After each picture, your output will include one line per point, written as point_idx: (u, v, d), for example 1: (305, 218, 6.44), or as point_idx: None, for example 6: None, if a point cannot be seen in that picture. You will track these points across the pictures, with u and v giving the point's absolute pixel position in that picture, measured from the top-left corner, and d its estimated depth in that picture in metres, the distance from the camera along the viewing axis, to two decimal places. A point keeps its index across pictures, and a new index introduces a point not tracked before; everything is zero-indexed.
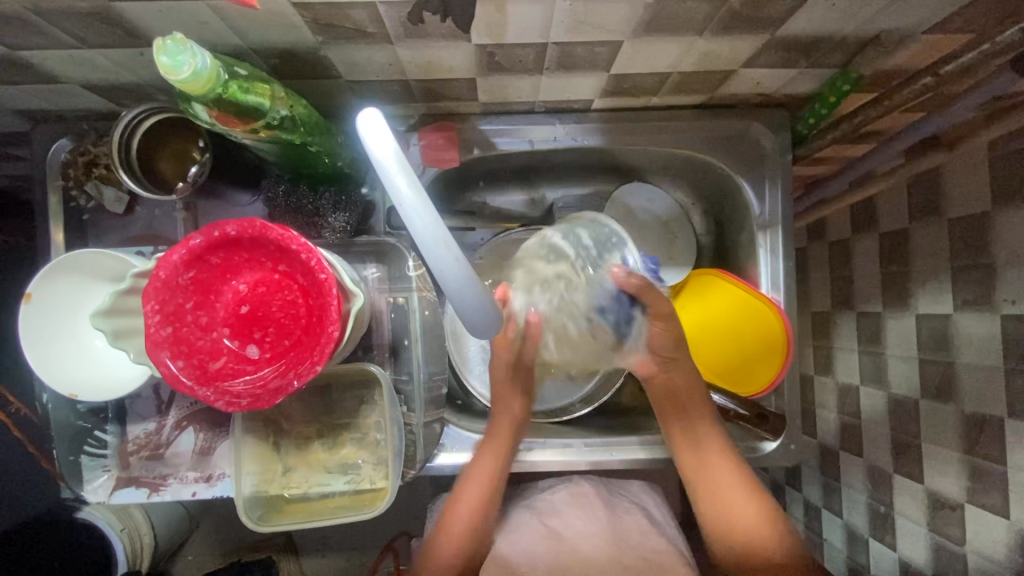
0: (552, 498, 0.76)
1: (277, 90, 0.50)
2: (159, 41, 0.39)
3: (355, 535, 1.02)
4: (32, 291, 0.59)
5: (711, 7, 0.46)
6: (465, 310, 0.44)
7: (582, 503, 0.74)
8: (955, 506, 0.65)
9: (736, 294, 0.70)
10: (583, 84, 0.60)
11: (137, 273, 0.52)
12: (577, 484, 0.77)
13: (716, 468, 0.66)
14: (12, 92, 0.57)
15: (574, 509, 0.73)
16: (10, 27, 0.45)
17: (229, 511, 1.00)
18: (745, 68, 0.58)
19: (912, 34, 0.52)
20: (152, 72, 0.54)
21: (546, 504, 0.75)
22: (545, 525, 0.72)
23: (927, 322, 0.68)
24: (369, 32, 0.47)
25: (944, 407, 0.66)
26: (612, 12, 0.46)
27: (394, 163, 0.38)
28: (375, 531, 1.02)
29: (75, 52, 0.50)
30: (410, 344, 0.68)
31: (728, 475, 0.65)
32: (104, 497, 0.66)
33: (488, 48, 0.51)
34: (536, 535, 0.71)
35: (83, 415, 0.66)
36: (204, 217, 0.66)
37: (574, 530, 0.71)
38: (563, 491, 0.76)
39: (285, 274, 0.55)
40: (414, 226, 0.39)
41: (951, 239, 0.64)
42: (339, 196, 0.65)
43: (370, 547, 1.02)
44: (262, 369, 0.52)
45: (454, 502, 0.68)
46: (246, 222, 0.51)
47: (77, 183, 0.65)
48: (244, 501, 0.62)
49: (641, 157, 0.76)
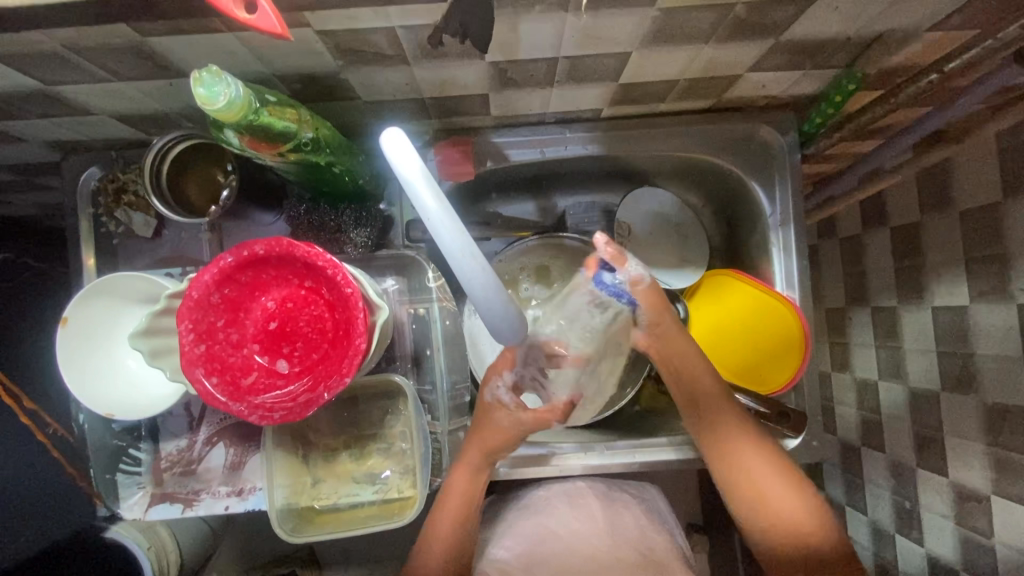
0: (544, 494, 0.76)
1: (303, 114, 0.52)
2: (196, 73, 0.41)
3: (378, 547, 1.04)
4: (69, 314, 0.61)
5: (716, 16, 0.47)
6: (487, 312, 0.45)
7: (577, 502, 0.74)
8: (981, 498, 0.66)
9: (751, 295, 0.71)
10: (594, 94, 0.62)
11: (171, 294, 0.54)
12: (572, 484, 0.77)
13: (753, 463, 0.63)
14: (45, 124, 0.60)
15: (566, 506, 0.74)
16: (47, 64, 0.48)
17: (254, 526, 1.02)
18: (752, 71, 0.59)
19: (915, 32, 0.53)
20: (179, 101, 0.57)
21: (541, 502, 0.75)
22: (542, 524, 0.72)
23: (944, 315, 0.68)
24: (387, 54, 0.49)
25: (965, 398, 0.66)
26: (621, 25, 0.47)
27: (422, 179, 0.39)
28: (398, 542, 1.04)
29: (107, 85, 0.52)
30: (431, 354, 0.69)
31: (768, 470, 0.62)
32: (140, 513, 0.68)
33: (500, 65, 0.52)
34: (529, 539, 0.71)
35: (118, 434, 0.68)
36: (229, 237, 0.68)
37: (589, 535, 0.71)
38: (558, 489, 0.76)
39: (311, 289, 0.57)
40: (440, 238, 0.41)
41: (964, 231, 0.65)
42: (359, 211, 0.68)
43: (394, 559, 1.04)
44: (292, 383, 0.54)
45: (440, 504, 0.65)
46: (273, 241, 0.53)
47: (107, 209, 0.68)
48: (277, 513, 0.63)
49: (651, 163, 0.78)
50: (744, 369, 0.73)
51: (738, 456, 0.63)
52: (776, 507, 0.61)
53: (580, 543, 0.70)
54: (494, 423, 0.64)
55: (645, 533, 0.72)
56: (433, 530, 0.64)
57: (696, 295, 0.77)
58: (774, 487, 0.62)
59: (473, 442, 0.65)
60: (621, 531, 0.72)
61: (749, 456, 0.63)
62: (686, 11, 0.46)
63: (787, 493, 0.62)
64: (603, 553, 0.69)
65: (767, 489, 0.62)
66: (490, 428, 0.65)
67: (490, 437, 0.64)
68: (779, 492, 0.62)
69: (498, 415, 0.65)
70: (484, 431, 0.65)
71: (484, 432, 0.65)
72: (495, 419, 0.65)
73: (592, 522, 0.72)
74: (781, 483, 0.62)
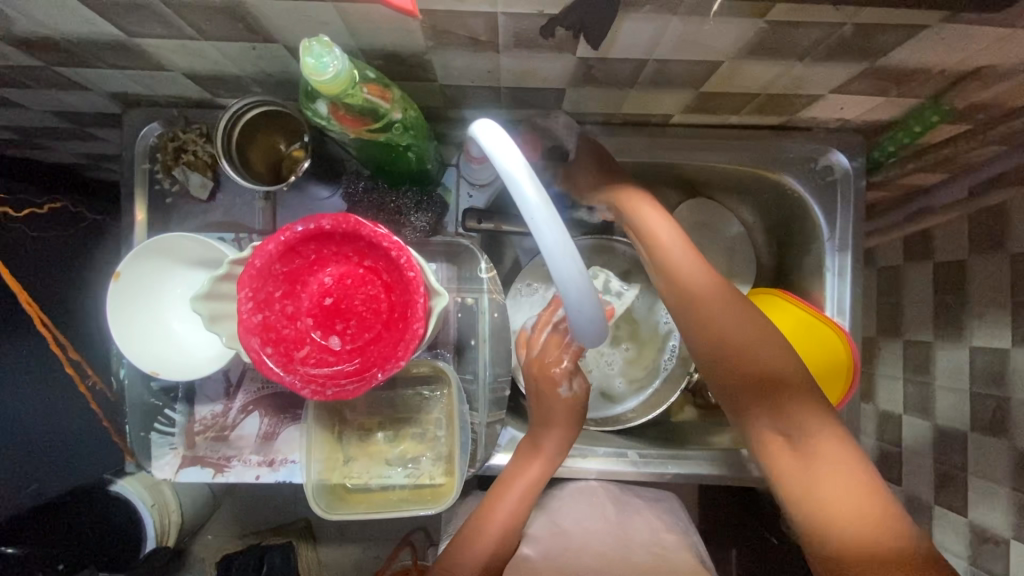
0: (559, 496, 0.74)
1: (396, 94, 0.51)
2: (307, 42, 0.41)
3: (373, 526, 1.04)
4: (121, 270, 0.60)
5: (820, 35, 0.46)
6: (577, 320, 0.42)
7: (591, 501, 0.73)
8: (999, 541, 0.66)
9: (804, 318, 0.70)
10: (670, 99, 0.61)
11: (233, 260, 0.54)
12: (585, 483, 0.75)
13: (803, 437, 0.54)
14: (116, 76, 0.59)
15: (579, 501, 0.73)
16: (136, 15, 0.47)
17: (254, 491, 1.03)
18: (835, 93, 0.58)
19: (1012, 71, 0.52)
20: (257, 66, 0.56)
21: (553, 501, 0.74)
22: (554, 523, 0.71)
23: (982, 356, 0.67)
24: (480, 40, 0.48)
25: (995, 440, 0.66)
26: (723, 33, 0.46)
27: (526, 173, 0.37)
28: (392, 524, 1.04)
29: (190, 43, 0.51)
30: (476, 344, 0.69)
31: (832, 454, 0.53)
32: (170, 474, 0.68)
33: (589, 62, 0.52)
34: (545, 534, 0.70)
35: (155, 393, 0.68)
36: (283, 208, 0.69)
37: (587, 532, 0.70)
38: (573, 488, 0.75)
39: (369, 269, 0.56)
40: (540, 235, 0.38)
41: (1015, 274, 0.63)
42: (420, 196, 0.66)
43: (387, 539, 1.04)
44: (343, 362, 0.54)
45: (493, 502, 0.66)
46: (340, 218, 0.53)
47: (164, 167, 0.68)
48: (313, 490, 0.64)
49: (708, 174, 0.77)
50: None
51: (804, 421, 0.55)
52: (822, 484, 0.52)
53: (595, 541, 0.69)
54: (558, 414, 0.69)
55: (656, 535, 0.70)
56: (483, 519, 0.64)
57: None
58: (850, 477, 0.52)
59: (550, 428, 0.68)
60: (633, 535, 0.70)
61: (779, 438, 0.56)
62: (793, 26, 0.45)
63: (857, 497, 0.51)
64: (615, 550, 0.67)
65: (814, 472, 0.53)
66: (557, 429, 0.68)
67: (558, 439, 0.68)
68: (841, 484, 0.52)
69: (566, 406, 0.69)
70: (557, 429, 0.68)
71: (559, 426, 0.68)
72: (569, 415, 0.69)
73: (605, 521, 0.71)
74: (853, 477, 0.52)
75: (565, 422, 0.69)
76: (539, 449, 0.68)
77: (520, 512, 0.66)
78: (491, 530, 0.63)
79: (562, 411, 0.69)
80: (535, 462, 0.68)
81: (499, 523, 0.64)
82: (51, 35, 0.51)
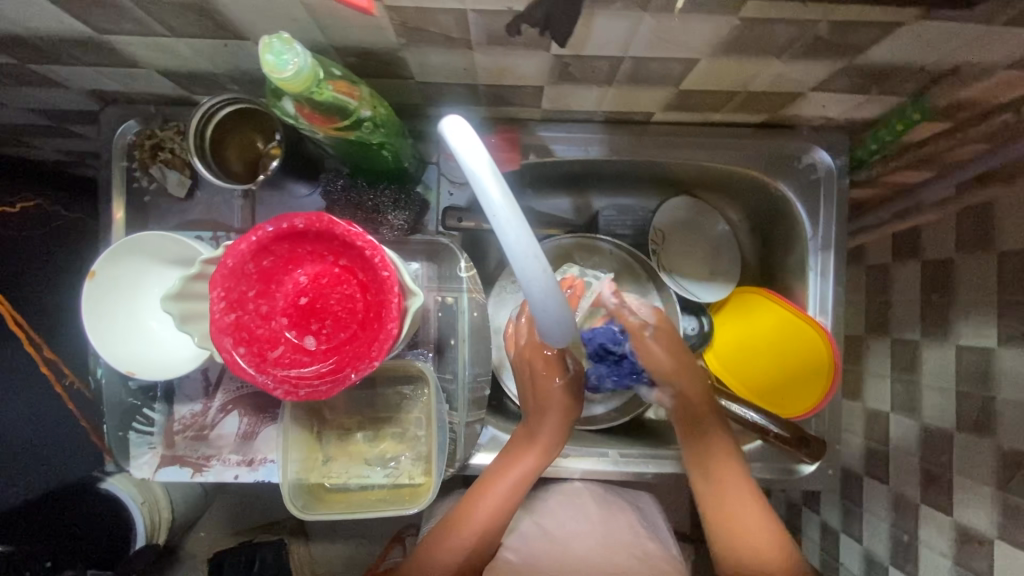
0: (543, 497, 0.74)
1: (364, 92, 0.51)
2: (267, 39, 0.40)
3: (363, 524, 1.04)
4: (97, 269, 0.60)
5: (796, 32, 0.46)
6: (547, 326, 0.42)
7: (574, 501, 0.73)
8: (984, 541, 0.65)
9: (784, 317, 0.69)
10: (650, 97, 0.60)
11: (205, 260, 0.53)
12: (571, 484, 0.75)
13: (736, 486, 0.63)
14: (88, 73, 0.58)
15: (562, 501, 0.73)
16: (102, 12, 0.46)
17: (242, 489, 1.03)
18: (815, 90, 0.58)
19: (992, 68, 0.51)
20: (230, 63, 0.55)
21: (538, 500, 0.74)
22: (536, 525, 0.71)
23: (968, 355, 0.67)
24: (453, 37, 0.48)
25: (980, 440, 0.65)
26: (698, 31, 0.46)
27: (490, 174, 0.37)
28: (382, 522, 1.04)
29: (161, 40, 0.51)
30: (456, 344, 0.69)
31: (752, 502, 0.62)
32: (149, 473, 0.68)
33: (564, 59, 0.51)
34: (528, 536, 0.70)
35: (134, 393, 0.68)
36: (262, 206, 0.68)
37: (570, 534, 0.70)
38: (557, 489, 0.74)
39: (345, 269, 0.55)
40: (504, 238, 0.37)
41: (1001, 273, 0.62)
42: (398, 194, 0.66)
43: (378, 537, 1.04)
44: (318, 362, 0.53)
45: (482, 492, 0.65)
46: (314, 216, 0.52)
47: (142, 165, 0.67)
48: (288, 489, 0.63)
49: (692, 173, 0.76)
50: (769, 391, 0.73)
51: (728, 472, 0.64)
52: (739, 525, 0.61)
53: (578, 545, 0.68)
54: (554, 404, 0.67)
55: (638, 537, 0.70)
56: (466, 512, 0.64)
57: (723, 312, 0.76)
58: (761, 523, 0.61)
59: (546, 419, 0.67)
60: (614, 536, 0.69)
61: (735, 487, 0.63)
62: (768, 22, 0.44)
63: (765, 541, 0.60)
64: (597, 554, 0.67)
65: (754, 526, 0.61)
66: (547, 429, 0.67)
67: (551, 431, 0.67)
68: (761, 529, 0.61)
69: (563, 390, 0.68)
70: (552, 416, 0.67)
71: (557, 415, 0.68)
72: (565, 402, 0.68)
73: (586, 521, 0.71)
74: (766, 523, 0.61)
75: (563, 409, 0.68)
76: (534, 441, 0.67)
77: (507, 505, 0.65)
78: (476, 521, 0.63)
79: (563, 395, 0.68)
80: (527, 456, 0.66)
81: (485, 516, 0.63)
82: (18, 32, 0.50)
